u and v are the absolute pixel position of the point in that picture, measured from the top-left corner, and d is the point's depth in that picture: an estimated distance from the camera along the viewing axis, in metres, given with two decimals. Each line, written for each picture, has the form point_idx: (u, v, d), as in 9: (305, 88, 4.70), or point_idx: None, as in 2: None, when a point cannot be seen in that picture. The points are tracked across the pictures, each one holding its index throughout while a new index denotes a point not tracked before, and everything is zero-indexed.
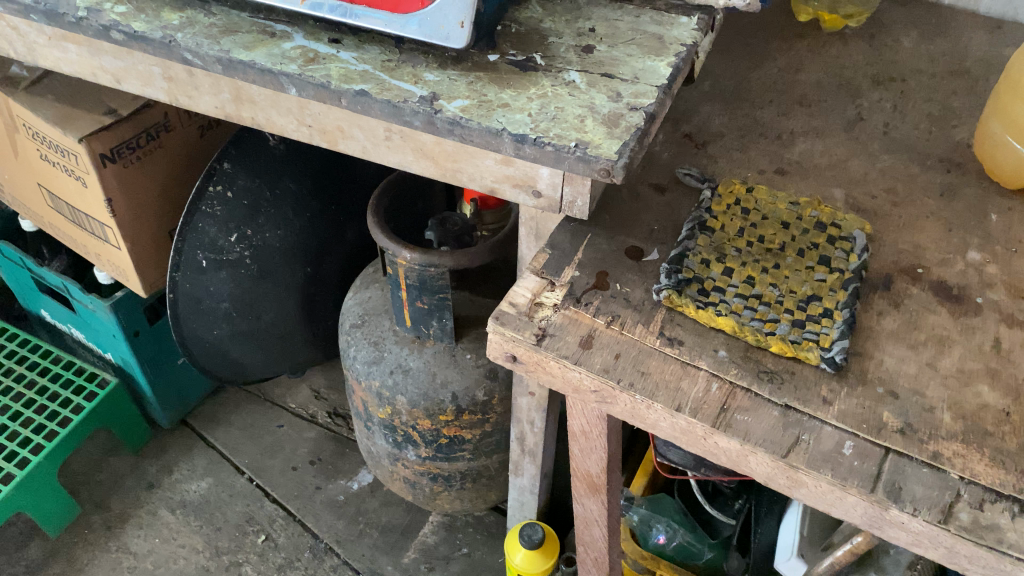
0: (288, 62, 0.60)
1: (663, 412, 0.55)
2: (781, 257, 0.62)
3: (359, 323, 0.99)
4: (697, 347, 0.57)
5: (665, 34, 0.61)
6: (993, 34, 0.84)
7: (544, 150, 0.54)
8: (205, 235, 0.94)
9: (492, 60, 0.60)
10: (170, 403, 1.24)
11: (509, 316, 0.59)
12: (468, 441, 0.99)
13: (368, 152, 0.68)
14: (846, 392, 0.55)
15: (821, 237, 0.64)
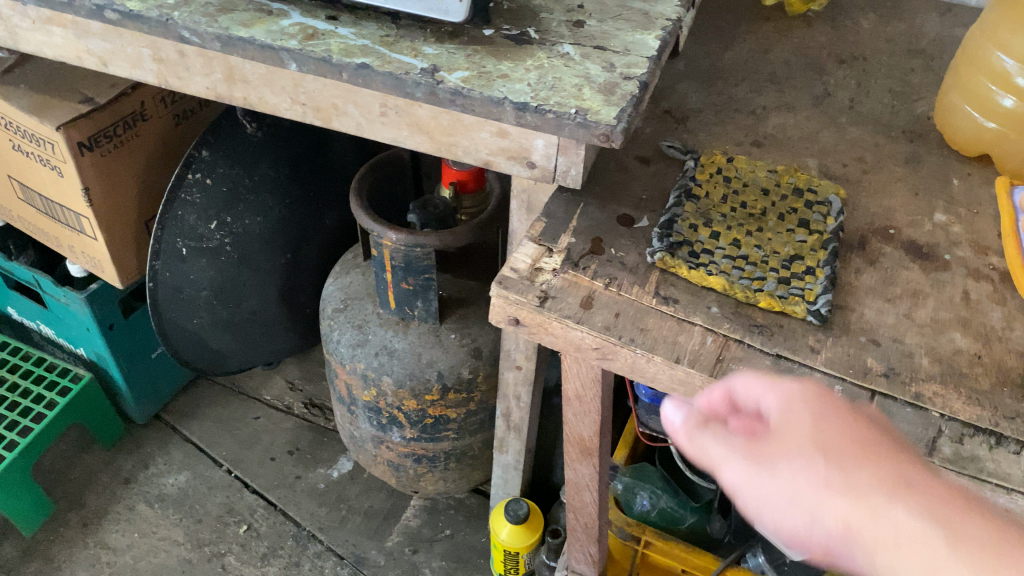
0: (287, 38, 0.62)
1: (663, 365, 0.57)
2: (763, 222, 0.66)
3: (341, 307, 1.00)
4: (691, 304, 0.60)
5: (650, 10, 0.64)
6: (945, 16, 0.89)
7: (545, 118, 0.56)
8: (185, 223, 0.95)
9: (487, 34, 0.62)
10: (145, 397, 1.23)
11: (511, 280, 0.61)
12: (453, 421, 1.00)
13: (362, 128, 0.69)
14: (832, 342, 0.58)
15: (800, 203, 0.67)
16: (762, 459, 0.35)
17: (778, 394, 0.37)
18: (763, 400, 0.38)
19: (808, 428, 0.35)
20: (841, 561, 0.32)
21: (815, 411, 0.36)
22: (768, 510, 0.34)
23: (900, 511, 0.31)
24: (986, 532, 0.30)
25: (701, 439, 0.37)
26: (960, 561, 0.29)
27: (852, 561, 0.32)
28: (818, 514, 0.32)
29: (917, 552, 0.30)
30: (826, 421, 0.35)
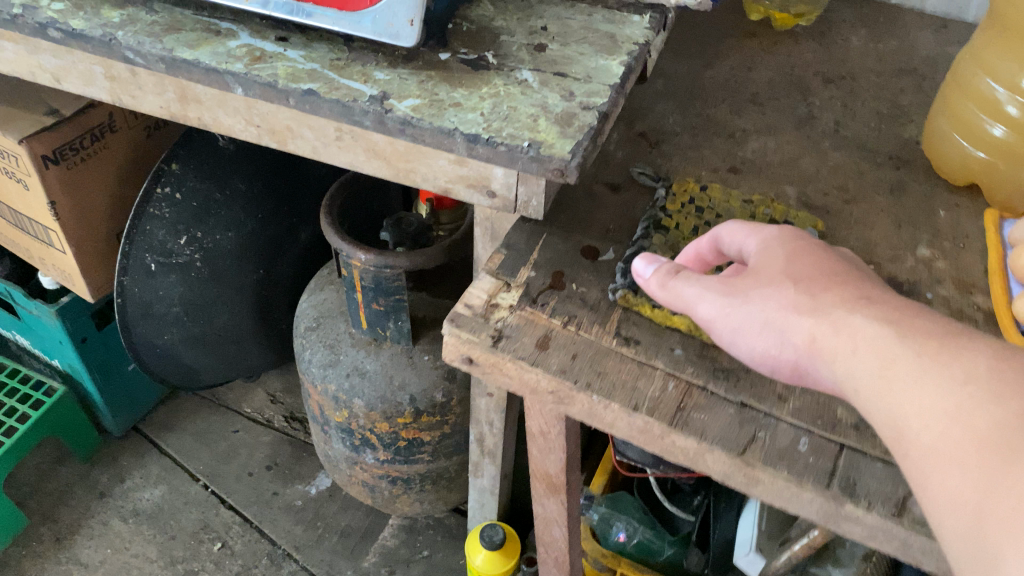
0: (234, 61, 0.59)
1: (620, 412, 0.54)
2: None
3: (314, 326, 0.97)
4: (653, 346, 0.57)
5: (617, 32, 0.61)
6: (939, 34, 0.85)
7: (497, 150, 0.53)
8: (154, 238, 0.92)
9: (443, 58, 0.59)
10: (121, 409, 1.21)
11: (464, 318, 0.58)
12: (427, 444, 0.97)
13: (318, 152, 0.67)
14: (800, 389, 0.55)
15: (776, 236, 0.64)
16: (736, 291, 0.47)
17: (749, 241, 0.50)
18: (742, 247, 0.51)
19: (781, 265, 0.47)
20: (807, 362, 0.44)
21: (787, 256, 0.47)
22: (745, 325, 0.46)
23: (854, 320, 0.42)
24: (923, 327, 0.40)
25: (681, 285, 0.49)
26: (904, 350, 0.39)
27: (816, 362, 0.43)
28: (785, 325, 0.44)
29: (868, 347, 0.40)
30: (795, 262, 0.47)
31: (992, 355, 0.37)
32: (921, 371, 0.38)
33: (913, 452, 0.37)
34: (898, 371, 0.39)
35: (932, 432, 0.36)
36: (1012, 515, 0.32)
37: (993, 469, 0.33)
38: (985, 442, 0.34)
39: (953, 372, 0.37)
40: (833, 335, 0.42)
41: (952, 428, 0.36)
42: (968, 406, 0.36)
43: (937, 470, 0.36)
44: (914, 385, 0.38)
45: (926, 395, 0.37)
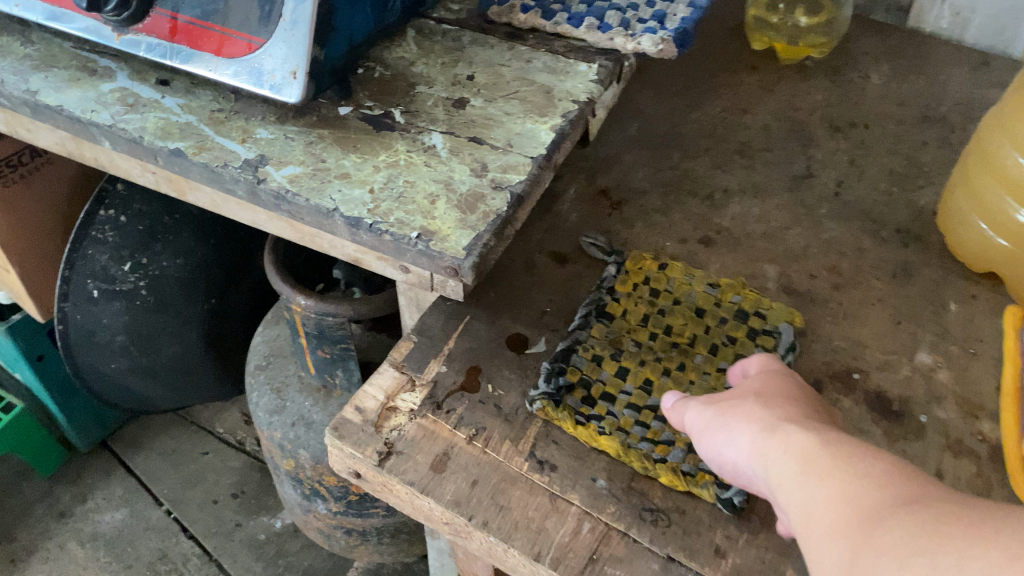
0: (101, 109, 0.50)
1: (520, 559, 0.44)
2: (689, 356, 0.52)
3: (263, 365, 0.90)
4: (571, 475, 0.47)
5: (556, 86, 0.51)
6: (978, 71, 0.72)
7: (381, 239, 0.43)
8: (96, 263, 0.86)
9: (342, 114, 0.49)
10: (86, 426, 1.15)
11: (350, 427, 0.49)
12: (381, 499, 0.90)
13: (219, 206, 0.58)
14: (745, 541, 0.45)
15: (742, 330, 0.53)
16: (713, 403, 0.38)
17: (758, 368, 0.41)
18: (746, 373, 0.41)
19: (760, 383, 0.38)
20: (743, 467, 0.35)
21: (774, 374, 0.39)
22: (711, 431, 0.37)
23: (787, 421, 0.34)
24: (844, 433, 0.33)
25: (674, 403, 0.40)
26: (815, 442, 0.32)
27: (744, 466, 0.35)
28: (732, 426, 0.36)
29: (784, 441, 0.33)
30: (776, 380, 0.38)
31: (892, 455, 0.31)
32: (823, 460, 0.31)
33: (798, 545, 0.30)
34: (803, 457, 0.32)
35: (818, 521, 0.29)
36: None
37: (864, 542, 0.27)
38: (863, 521, 0.28)
39: (850, 458, 0.31)
40: (771, 436, 0.34)
41: (835, 510, 0.29)
42: (855, 489, 0.29)
43: (819, 558, 0.29)
44: (809, 475, 0.31)
45: (821, 483, 0.30)
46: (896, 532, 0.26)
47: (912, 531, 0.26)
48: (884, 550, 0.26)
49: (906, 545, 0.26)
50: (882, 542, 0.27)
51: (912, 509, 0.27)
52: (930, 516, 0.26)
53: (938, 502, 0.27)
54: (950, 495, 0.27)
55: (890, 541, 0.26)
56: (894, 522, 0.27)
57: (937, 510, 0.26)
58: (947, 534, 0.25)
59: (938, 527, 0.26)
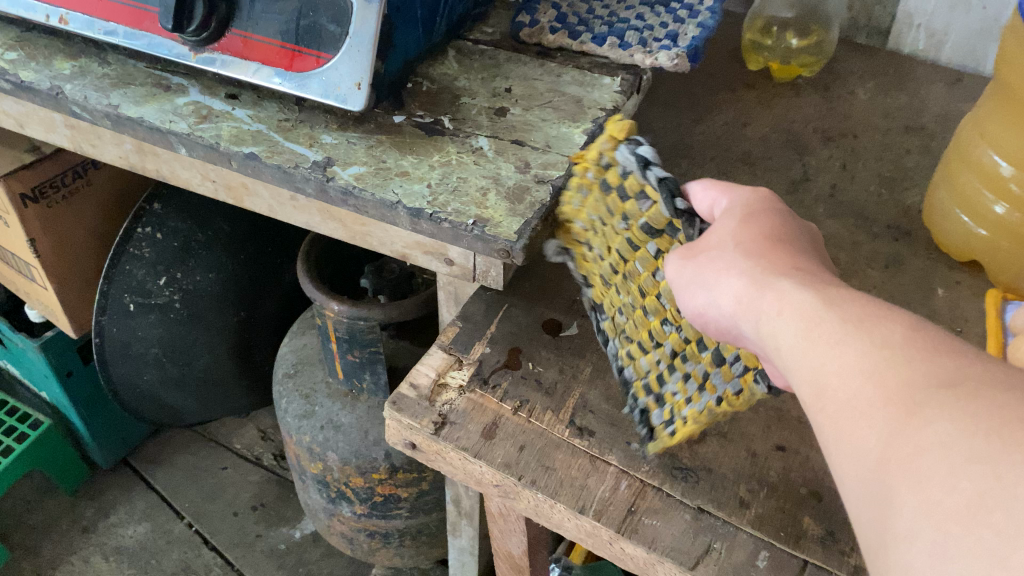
0: (178, 120, 0.56)
1: (566, 513, 0.49)
2: (634, 269, 0.47)
3: (291, 372, 0.95)
4: (608, 439, 0.52)
5: (584, 96, 0.57)
6: (954, 87, 0.79)
7: (440, 227, 0.49)
8: (132, 278, 0.91)
9: (397, 121, 0.55)
10: (109, 443, 1.18)
11: (406, 400, 0.54)
12: (404, 500, 0.94)
13: (275, 211, 0.63)
14: (765, 494, 0.50)
15: (623, 206, 0.45)
16: (693, 253, 0.38)
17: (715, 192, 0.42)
18: (714, 204, 0.41)
19: (732, 228, 0.37)
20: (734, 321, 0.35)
21: (745, 212, 0.38)
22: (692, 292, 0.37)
23: (780, 276, 0.34)
24: (849, 291, 0.32)
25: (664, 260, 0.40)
26: (826, 310, 0.31)
27: (733, 320, 0.35)
28: (713, 283, 0.36)
29: (788, 303, 0.32)
30: (749, 220, 0.38)
31: (916, 320, 0.30)
32: (841, 332, 0.30)
33: (821, 421, 0.30)
34: (817, 329, 0.31)
35: (838, 392, 0.29)
36: (920, 486, 0.25)
37: (904, 432, 0.26)
38: (898, 408, 0.27)
39: (872, 334, 0.30)
40: (763, 298, 0.33)
41: (861, 388, 0.28)
42: (885, 369, 0.28)
43: (849, 441, 0.28)
44: (829, 349, 0.30)
45: (842, 358, 0.30)
46: (941, 425, 0.26)
47: (959, 426, 0.25)
48: (929, 445, 0.25)
49: (954, 443, 0.25)
50: (925, 435, 0.26)
51: (955, 396, 0.26)
52: (980, 407, 0.25)
53: (980, 387, 0.26)
54: (993, 375, 0.27)
55: (935, 434, 0.26)
56: (937, 411, 0.26)
57: (985, 402, 0.25)
58: (1001, 431, 0.24)
59: (993, 424, 0.24)
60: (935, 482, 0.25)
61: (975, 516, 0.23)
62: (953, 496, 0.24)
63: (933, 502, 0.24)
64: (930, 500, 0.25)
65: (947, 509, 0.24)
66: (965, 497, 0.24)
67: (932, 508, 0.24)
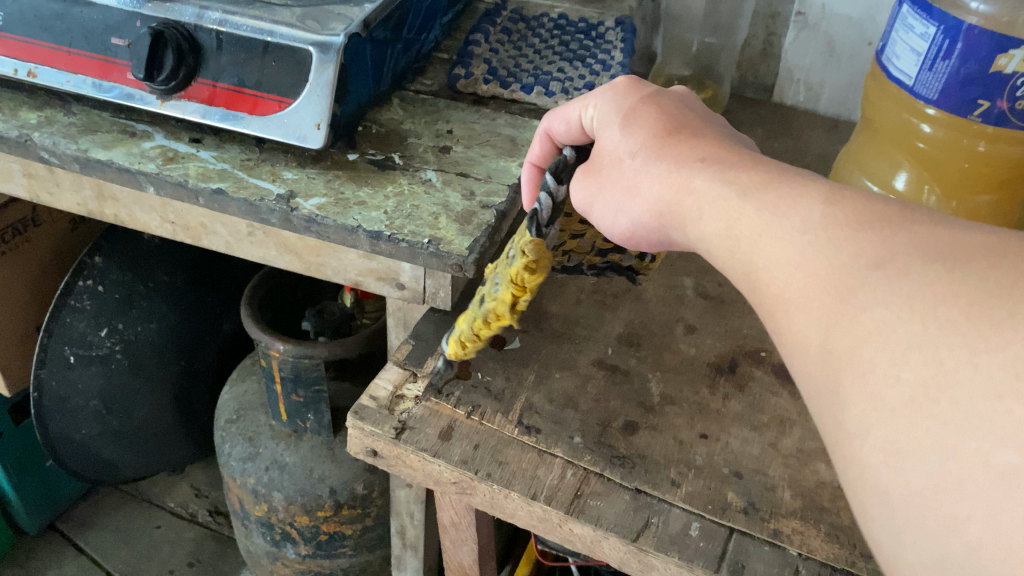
0: (146, 161, 0.61)
1: (520, 501, 0.54)
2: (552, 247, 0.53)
3: (234, 418, 0.97)
4: (553, 434, 0.58)
5: (517, 136, 0.65)
6: (831, 133, 0.90)
7: (398, 247, 0.55)
8: (73, 330, 0.93)
9: (351, 159, 0.62)
10: (38, 507, 1.16)
11: (368, 410, 0.59)
12: (349, 537, 0.97)
13: (232, 248, 0.67)
14: (693, 475, 0.56)
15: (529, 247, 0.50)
16: (596, 174, 0.46)
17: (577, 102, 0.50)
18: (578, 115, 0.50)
19: (625, 136, 0.45)
20: (655, 223, 0.43)
21: (630, 115, 0.46)
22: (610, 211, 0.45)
23: (694, 179, 0.40)
24: (760, 176, 0.38)
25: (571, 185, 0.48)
26: (745, 204, 0.37)
27: (649, 220, 0.43)
28: (628, 196, 0.44)
29: (709, 206, 0.39)
30: (633, 126, 0.45)
31: (832, 194, 0.35)
32: (766, 225, 0.36)
33: (766, 310, 0.36)
34: (741, 225, 0.37)
35: (770, 284, 0.35)
36: (866, 379, 0.29)
37: (844, 323, 0.31)
38: (834, 296, 0.31)
39: (794, 220, 0.35)
40: (676, 202, 0.41)
41: (792, 276, 0.34)
42: (813, 257, 0.33)
43: (792, 331, 0.33)
44: (759, 241, 0.36)
45: (772, 249, 0.35)
46: (876, 309, 0.29)
47: (893, 311, 0.29)
48: (869, 333, 0.29)
49: (890, 329, 0.29)
50: (865, 323, 0.30)
51: (885, 277, 0.30)
52: (906, 288, 0.29)
53: (903, 261, 0.30)
54: (915, 244, 0.30)
55: (868, 318, 0.30)
56: (870, 298, 0.30)
57: (915, 279, 0.29)
58: (928, 308, 0.28)
59: (926, 306, 0.28)
60: (881, 374, 0.29)
61: (922, 407, 0.27)
62: (899, 388, 0.28)
63: (879, 396, 0.29)
64: (878, 392, 0.29)
65: (891, 401, 0.28)
66: (910, 388, 0.28)
67: (881, 401, 0.29)
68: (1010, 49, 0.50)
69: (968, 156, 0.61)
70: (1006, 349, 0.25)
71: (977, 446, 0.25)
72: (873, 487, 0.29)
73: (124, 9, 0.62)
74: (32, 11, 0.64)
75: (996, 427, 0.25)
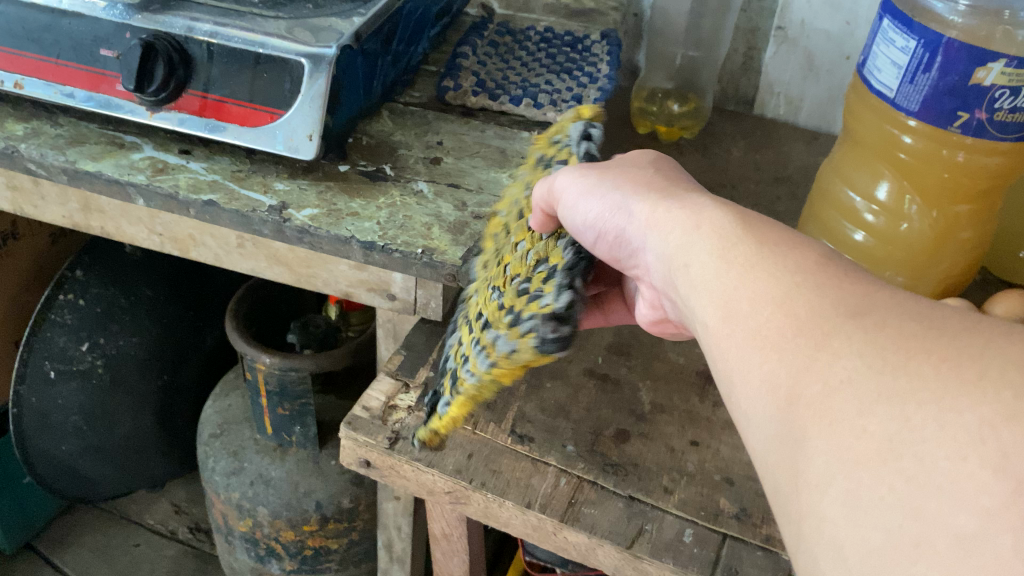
0: (135, 173, 0.60)
1: (514, 510, 0.54)
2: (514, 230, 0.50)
3: (218, 432, 0.97)
4: (546, 443, 0.58)
5: (507, 148, 0.66)
6: (811, 145, 0.92)
7: (392, 257, 0.55)
8: (54, 344, 0.92)
9: (343, 170, 0.62)
10: (13, 527, 1.13)
11: (361, 420, 0.59)
12: (334, 552, 0.96)
13: (220, 259, 0.67)
14: (685, 482, 0.56)
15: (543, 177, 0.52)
16: (601, 176, 0.44)
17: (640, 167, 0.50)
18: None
19: (648, 167, 0.45)
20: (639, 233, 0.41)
21: (654, 160, 0.46)
22: (584, 192, 0.43)
23: (705, 206, 0.39)
24: (764, 221, 0.37)
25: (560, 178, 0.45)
26: (747, 235, 0.36)
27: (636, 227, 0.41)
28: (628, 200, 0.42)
29: (712, 226, 0.37)
30: (660, 167, 0.45)
31: (825, 252, 0.34)
32: (758, 258, 0.35)
33: (732, 346, 0.33)
34: (732, 254, 0.35)
35: (741, 314, 0.33)
36: (831, 426, 0.28)
37: (814, 368, 0.29)
38: (809, 341, 0.30)
39: (785, 262, 0.34)
40: (672, 210, 0.40)
41: (770, 312, 0.32)
42: (796, 298, 0.32)
43: (760, 371, 0.32)
44: (745, 273, 0.34)
45: (760, 282, 0.33)
46: (849, 359, 0.29)
47: (865, 363, 0.28)
48: (839, 382, 0.28)
49: (861, 379, 0.28)
50: (837, 371, 0.29)
51: (862, 328, 0.29)
52: (883, 341, 0.29)
53: (885, 320, 0.30)
54: (895, 304, 0.30)
55: (840, 364, 0.29)
56: (845, 347, 0.29)
57: (891, 335, 0.29)
58: (902, 364, 0.27)
59: (898, 361, 0.28)
60: (846, 425, 0.28)
61: (886, 460, 0.26)
62: (865, 440, 0.27)
63: (844, 444, 0.27)
64: (842, 442, 0.27)
65: (856, 451, 0.27)
66: (877, 440, 0.27)
67: (844, 451, 0.27)
68: (988, 62, 0.52)
69: (948, 167, 0.61)
70: (974, 409, 0.25)
71: (937, 507, 0.25)
72: (826, 545, 0.28)
73: (112, 21, 0.61)
74: (19, 22, 0.63)
75: (958, 489, 0.24)
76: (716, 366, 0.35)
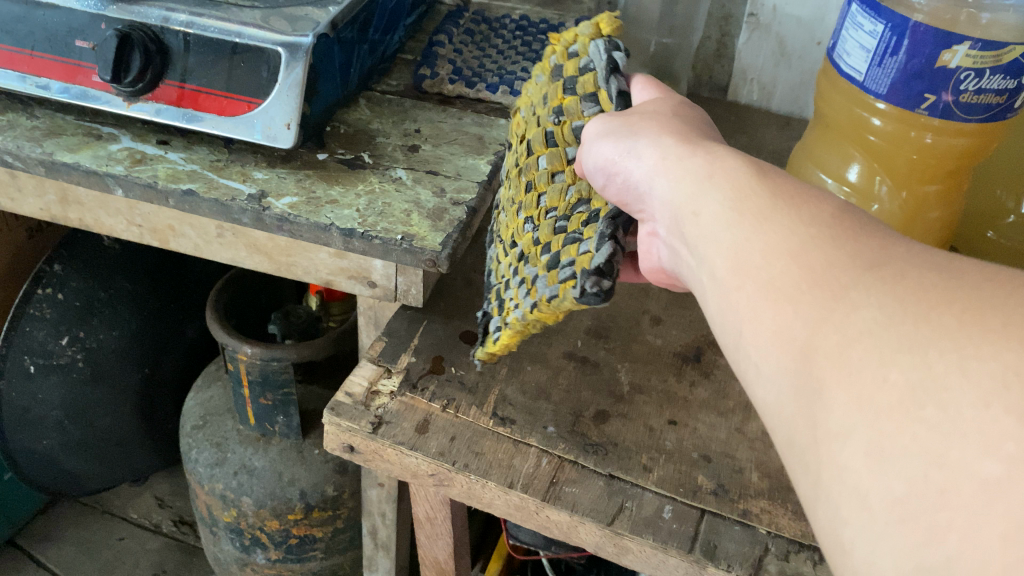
0: (114, 164, 0.60)
1: (497, 490, 0.55)
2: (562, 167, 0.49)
3: (200, 424, 0.97)
4: (527, 425, 0.59)
5: (484, 134, 0.67)
6: (783, 130, 0.93)
7: (372, 244, 0.56)
8: (33, 339, 0.91)
9: (321, 158, 0.63)
10: None
11: (345, 406, 0.60)
12: (319, 540, 0.97)
13: (199, 250, 0.67)
14: (664, 460, 0.57)
15: (560, 95, 0.49)
16: (617, 120, 0.44)
17: (657, 93, 0.46)
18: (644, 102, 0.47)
19: (665, 111, 0.43)
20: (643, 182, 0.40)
21: (674, 105, 0.44)
22: (605, 125, 0.43)
23: (716, 154, 0.38)
24: (780, 172, 0.36)
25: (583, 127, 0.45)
26: (761, 185, 0.34)
27: (643, 173, 0.40)
28: (634, 144, 0.41)
29: (723, 175, 0.36)
30: (680, 111, 0.44)
31: (842, 206, 0.33)
32: (770, 210, 0.33)
33: (743, 300, 0.32)
34: (745, 210, 0.34)
35: (754, 266, 0.32)
36: (848, 377, 0.27)
37: (831, 320, 0.28)
38: (827, 293, 0.29)
39: (801, 214, 0.32)
40: (682, 159, 0.38)
41: (785, 265, 0.31)
42: (812, 250, 0.30)
43: (774, 326, 0.30)
44: (758, 226, 0.33)
45: (776, 234, 0.32)
46: (869, 310, 0.27)
47: (884, 313, 0.27)
48: (857, 333, 0.27)
49: (880, 330, 0.27)
50: (854, 323, 0.27)
51: (880, 280, 0.28)
52: (903, 291, 0.27)
53: (905, 270, 0.28)
54: (912, 255, 0.29)
55: (860, 315, 0.27)
56: (863, 298, 0.28)
57: (910, 285, 0.27)
58: (926, 313, 0.26)
59: (919, 310, 0.26)
60: (867, 374, 0.26)
61: (908, 411, 0.25)
62: (885, 389, 0.25)
63: (864, 395, 0.26)
64: (863, 394, 0.26)
65: (877, 402, 0.26)
66: (898, 390, 0.25)
67: (866, 402, 0.26)
68: (954, 44, 0.53)
69: (917, 148, 0.63)
70: (997, 356, 0.24)
71: (960, 454, 0.23)
72: (849, 495, 0.26)
73: (87, 12, 0.62)
74: None
75: (982, 435, 0.23)
76: (727, 322, 0.34)
